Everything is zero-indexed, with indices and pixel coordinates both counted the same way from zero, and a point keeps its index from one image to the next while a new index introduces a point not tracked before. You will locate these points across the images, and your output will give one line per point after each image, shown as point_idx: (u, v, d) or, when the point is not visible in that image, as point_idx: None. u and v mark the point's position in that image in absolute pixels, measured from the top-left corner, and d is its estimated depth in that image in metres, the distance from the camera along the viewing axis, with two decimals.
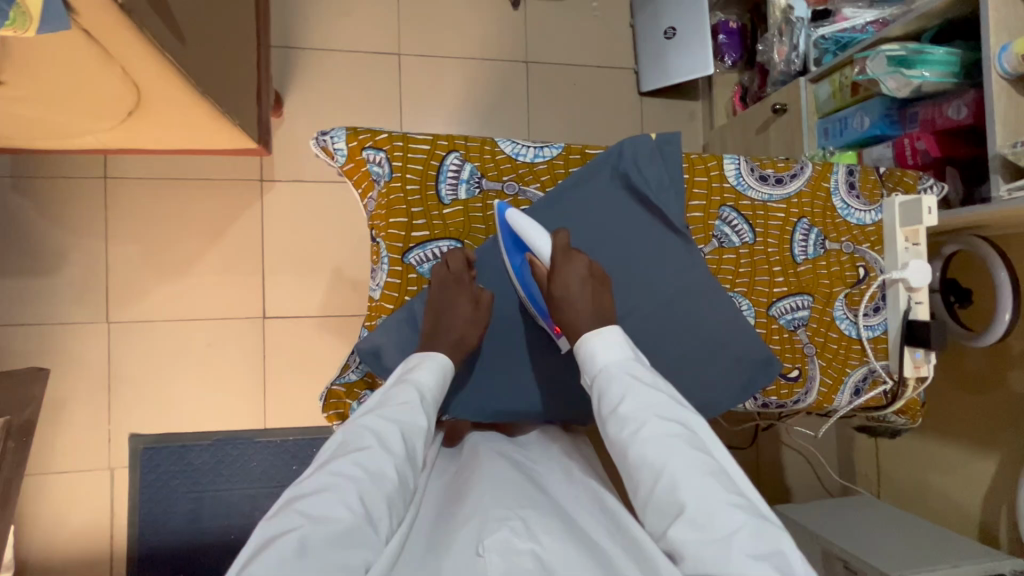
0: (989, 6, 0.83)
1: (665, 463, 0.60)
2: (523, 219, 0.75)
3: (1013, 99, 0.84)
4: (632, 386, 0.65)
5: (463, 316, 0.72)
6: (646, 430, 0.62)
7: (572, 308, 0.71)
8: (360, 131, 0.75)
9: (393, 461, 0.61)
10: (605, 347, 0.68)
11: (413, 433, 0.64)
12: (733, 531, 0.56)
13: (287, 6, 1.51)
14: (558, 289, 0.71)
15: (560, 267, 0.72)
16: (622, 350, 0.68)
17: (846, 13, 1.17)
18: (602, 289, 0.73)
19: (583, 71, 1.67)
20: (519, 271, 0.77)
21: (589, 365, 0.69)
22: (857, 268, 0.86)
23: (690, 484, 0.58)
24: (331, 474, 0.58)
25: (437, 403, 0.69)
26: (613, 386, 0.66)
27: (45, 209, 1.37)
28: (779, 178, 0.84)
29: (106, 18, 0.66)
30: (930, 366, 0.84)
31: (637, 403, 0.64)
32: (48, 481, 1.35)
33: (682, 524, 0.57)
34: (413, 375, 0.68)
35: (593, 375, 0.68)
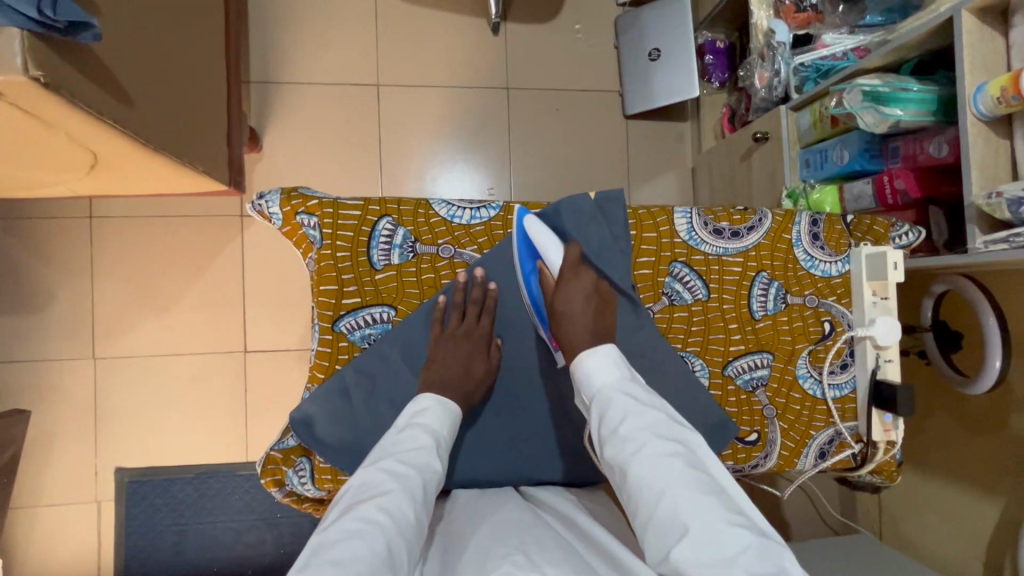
0: (963, 44, 0.78)
1: (666, 483, 0.57)
2: (539, 227, 0.75)
3: (992, 142, 0.79)
4: (630, 404, 0.62)
5: (478, 372, 0.76)
6: (646, 450, 0.59)
7: (569, 324, 0.70)
8: (293, 196, 0.75)
9: (414, 507, 0.60)
10: (602, 366, 0.65)
11: (431, 478, 0.64)
12: (739, 549, 0.53)
13: (264, 40, 1.50)
14: (560, 302, 0.71)
15: (566, 281, 0.72)
16: (620, 369, 0.66)
17: (826, 39, 1.10)
18: (605, 308, 0.72)
19: (567, 95, 1.63)
20: (529, 280, 0.77)
21: (586, 386, 0.66)
22: (822, 324, 0.82)
23: (693, 502, 0.56)
24: (358, 520, 0.56)
25: (449, 448, 0.70)
26: (611, 406, 0.63)
27: (32, 249, 1.40)
28: (735, 231, 0.80)
29: (34, 95, 0.66)
30: (901, 430, 0.79)
31: (638, 423, 0.61)
32: (39, 513, 1.39)
33: (686, 545, 0.54)
34: (427, 418, 0.68)
35: (591, 396, 0.65)
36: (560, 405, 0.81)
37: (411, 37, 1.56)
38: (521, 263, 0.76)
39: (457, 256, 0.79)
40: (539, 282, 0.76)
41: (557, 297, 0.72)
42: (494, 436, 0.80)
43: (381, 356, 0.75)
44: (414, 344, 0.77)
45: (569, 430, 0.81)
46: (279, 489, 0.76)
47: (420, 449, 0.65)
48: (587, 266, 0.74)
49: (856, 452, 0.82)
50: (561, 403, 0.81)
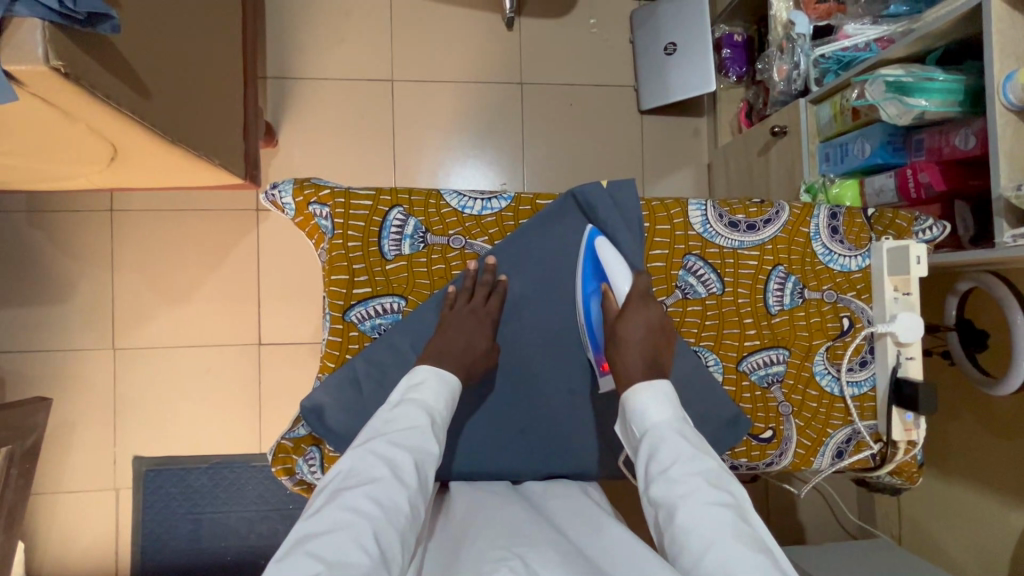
0: (991, 30, 0.75)
1: (714, 532, 0.56)
2: (610, 251, 0.77)
3: (1021, 133, 0.76)
4: (684, 448, 0.62)
5: (479, 347, 0.74)
6: (694, 493, 0.59)
7: (629, 348, 0.70)
8: (306, 185, 0.75)
9: (407, 493, 0.60)
10: (657, 403, 0.66)
11: (425, 460, 0.63)
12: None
13: (281, 36, 1.51)
14: (621, 329, 0.71)
15: (633, 308, 0.73)
16: (675, 410, 0.66)
17: (847, 31, 1.06)
18: (665, 345, 0.72)
19: (581, 90, 1.62)
20: (588, 300, 0.77)
21: (640, 423, 0.66)
22: (841, 319, 0.80)
23: (741, 556, 0.54)
24: (347, 510, 0.57)
25: (446, 422, 0.69)
26: (662, 445, 0.63)
27: (55, 242, 1.43)
28: (751, 224, 0.79)
29: (53, 83, 0.67)
30: (922, 430, 0.77)
31: (689, 467, 0.61)
32: (60, 499, 1.42)
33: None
34: (421, 392, 0.67)
35: (642, 430, 0.65)
36: (569, 397, 0.80)
37: (426, 33, 1.57)
38: (583, 282, 0.77)
39: (468, 247, 0.79)
40: (600, 306, 0.76)
41: (619, 323, 0.72)
42: (503, 427, 0.80)
43: (390, 344, 0.74)
44: (423, 334, 0.76)
45: (579, 423, 0.81)
46: (289, 477, 0.77)
47: (413, 429, 0.64)
48: (654, 301, 0.74)
49: (875, 451, 0.80)
50: (570, 394, 0.80)
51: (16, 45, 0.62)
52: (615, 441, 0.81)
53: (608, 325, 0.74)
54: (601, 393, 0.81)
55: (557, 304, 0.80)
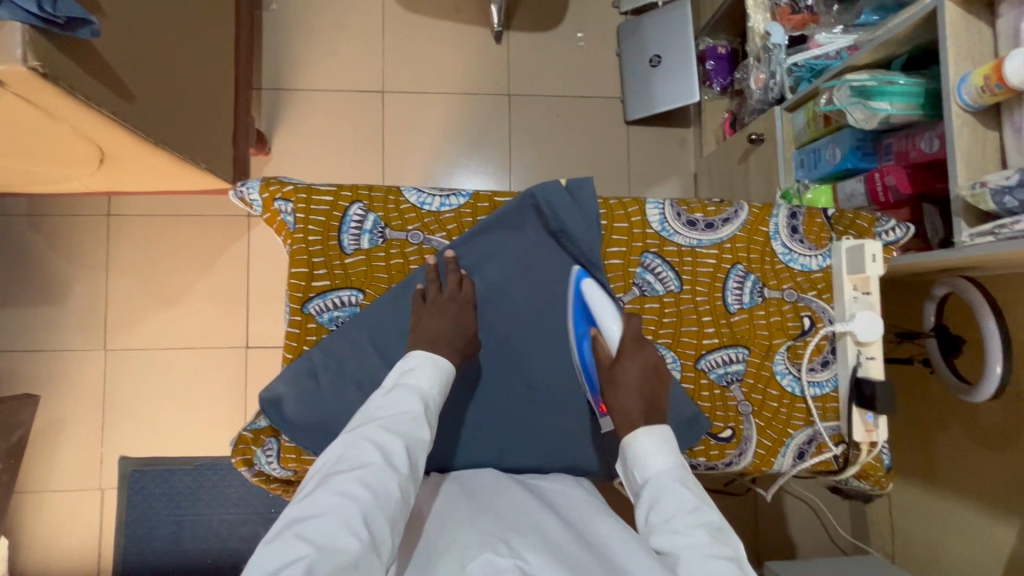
0: (946, 34, 0.76)
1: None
2: (599, 297, 0.77)
3: (978, 134, 0.77)
4: (683, 499, 0.61)
5: (468, 330, 0.76)
6: (692, 545, 0.58)
7: (624, 394, 0.70)
8: (272, 182, 0.78)
9: (398, 479, 0.60)
10: (658, 449, 0.65)
11: (417, 446, 0.63)
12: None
13: (276, 49, 1.57)
14: (619, 374, 0.71)
15: (627, 353, 0.72)
16: (675, 460, 0.65)
17: (819, 39, 1.08)
18: (660, 386, 0.71)
19: (568, 101, 1.65)
20: (581, 340, 0.78)
21: (640, 473, 0.65)
22: (801, 318, 0.81)
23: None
24: (337, 494, 0.57)
25: (438, 408, 0.69)
26: (662, 495, 0.62)
27: (53, 245, 1.47)
28: (710, 223, 0.81)
29: (33, 84, 0.71)
30: (884, 431, 0.77)
31: (690, 519, 0.60)
32: (47, 498, 1.44)
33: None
34: (415, 379, 0.68)
35: (643, 479, 0.65)
36: (528, 392, 0.81)
37: (417, 46, 1.61)
38: (576, 323, 0.78)
39: (426, 242, 0.81)
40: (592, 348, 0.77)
41: (615, 367, 0.72)
42: (460, 422, 0.80)
43: (346, 336, 0.76)
44: (380, 327, 0.77)
45: (537, 418, 0.81)
46: (249, 469, 0.78)
47: (405, 415, 0.64)
48: (650, 345, 0.73)
49: (838, 454, 0.80)
50: (528, 389, 0.81)
51: None
52: (573, 437, 0.82)
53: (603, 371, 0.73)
54: (559, 389, 0.82)
55: (515, 300, 0.81)
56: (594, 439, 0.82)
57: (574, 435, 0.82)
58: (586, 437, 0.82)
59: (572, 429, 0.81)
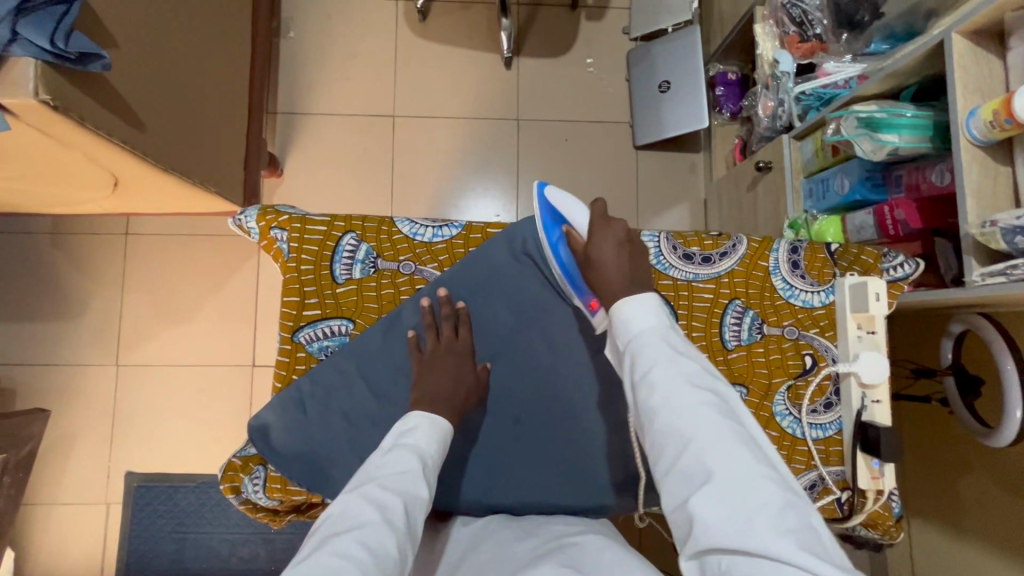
0: (953, 67, 0.75)
1: (696, 431, 0.52)
2: (561, 197, 0.79)
3: (989, 169, 0.75)
4: (664, 351, 0.57)
5: (468, 379, 0.78)
6: (677, 398, 0.54)
7: (606, 270, 0.68)
8: (268, 211, 0.81)
9: (398, 538, 0.56)
10: (641, 310, 0.60)
11: (415, 505, 0.61)
12: (769, 506, 0.49)
13: (291, 75, 1.61)
14: (592, 251, 0.70)
15: (596, 232, 0.71)
16: (657, 314, 0.60)
17: (827, 68, 1.06)
18: (637, 255, 0.70)
19: (577, 125, 1.65)
20: (556, 246, 0.77)
21: (623, 332, 0.61)
22: (802, 357, 0.82)
23: (722, 453, 0.51)
24: (334, 555, 0.52)
25: (435, 470, 0.67)
26: (643, 352, 0.58)
27: (72, 263, 1.52)
28: (707, 257, 0.82)
29: (45, 116, 0.74)
30: (891, 478, 0.75)
31: (673, 369, 0.56)
32: (53, 510, 1.46)
33: (709, 496, 0.49)
34: (414, 438, 0.67)
35: (624, 338, 0.60)
36: (517, 427, 0.81)
37: (428, 73, 1.64)
38: (547, 231, 0.77)
39: (418, 273, 0.83)
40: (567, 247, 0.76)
41: (590, 248, 0.70)
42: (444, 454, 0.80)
43: (333, 366, 0.77)
44: (369, 360, 0.78)
45: (526, 453, 0.80)
46: (236, 496, 0.78)
47: (405, 474, 0.62)
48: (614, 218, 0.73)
49: (842, 500, 0.79)
50: (516, 423, 0.81)
51: (12, 82, 0.69)
52: (565, 476, 0.80)
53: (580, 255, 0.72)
54: (549, 424, 0.81)
55: (505, 333, 0.83)
56: (587, 478, 0.80)
57: (565, 471, 0.80)
58: (579, 474, 0.80)
59: (560, 464, 0.80)
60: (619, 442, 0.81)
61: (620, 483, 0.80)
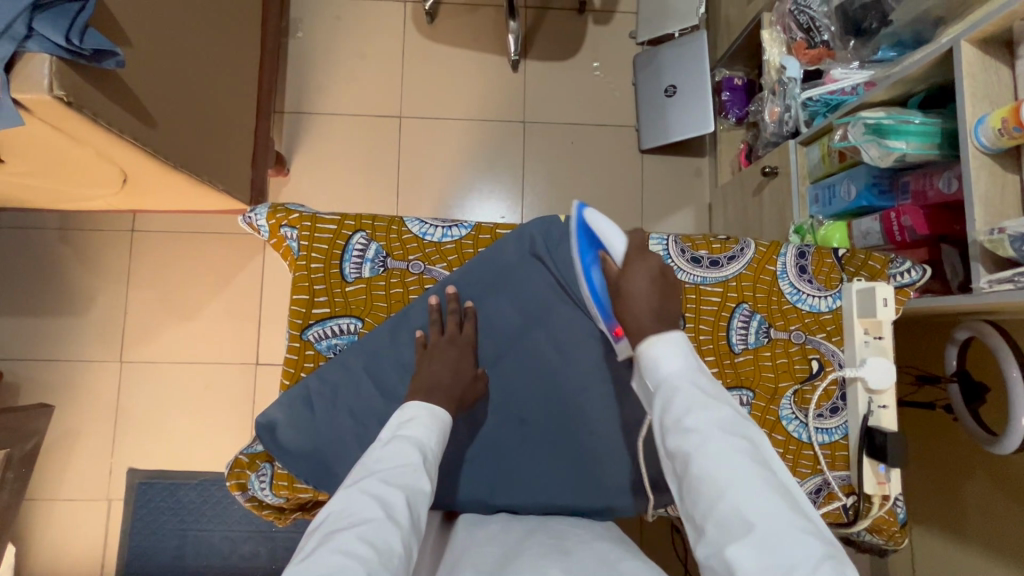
0: (962, 74, 0.75)
1: (731, 478, 0.52)
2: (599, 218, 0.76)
3: (997, 176, 0.75)
4: (697, 395, 0.57)
5: (467, 374, 0.77)
6: (712, 444, 0.54)
7: (636, 305, 0.67)
8: (279, 210, 0.82)
9: (401, 533, 0.57)
10: (672, 352, 0.61)
11: (417, 499, 0.61)
12: (810, 556, 0.47)
13: (299, 75, 1.62)
14: (626, 282, 0.69)
15: (632, 263, 0.70)
16: (689, 359, 0.61)
17: (835, 74, 1.06)
18: (669, 290, 0.70)
19: (583, 128, 1.66)
20: (587, 268, 0.75)
21: (653, 375, 0.61)
22: (809, 361, 0.82)
23: (760, 502, 0.50)
24: (337, 553, 0.53)
25: (437, 461, 0.67)
26: (676, 396, 0.58)
27: (78, 259, 1.52)
28: (715, 260, 0.83)
29: (58, 112, 0.74)
30: (897, 483, 0.76)
31: (706, 415, 0.56)
32: (55, 506, 1.46)
33: (750, 546, 0.48)
34: (414, 429, 0.67)
35: (655, 381, 0.61)
36: (523, 427, 0.81)
37: (435, 74, 1.65)
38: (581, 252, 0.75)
39: (427, 273, 0.83)
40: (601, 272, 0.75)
41: (623, 278, 0.70)
42: (449, 454, 0.80)
43: (341, 364, 0.78)
44: (378, 357, 0.79)
45: (531, 453, 0.81)
46: (242, 493, 0.78)
47: (406, 467, 0.62)
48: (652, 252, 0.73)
49: (848, 506, 0.79)
50: (522, 424, 0.81)
51: (26, 78, 0.69)
52: (570, 477, 0.80)
53: (612, 284, 0.72)
54: (554, 425, 0.81)
55: (512, 333, 0.83)
56: (592, 480, 0.80)
57: (570, 472, 0.80)
58: (585, 476, 0.80)
59: (565, 466, 0.80)
60: (624, 444, 0.81)
61: (624, 486, 0.80)
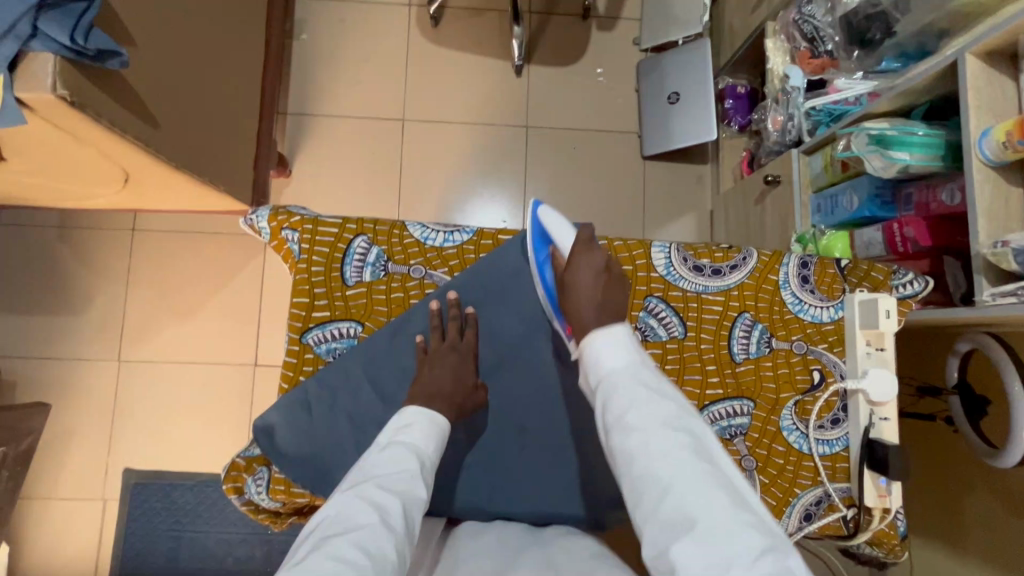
0: (966, 87, 0.75)
1: (673, 476, 0.53)
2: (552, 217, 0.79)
3: (1000, 190, 0.75)
4: (638, 390, 0.59)
5: (467, 381, 0.77)
6: (653, 442, 0.56)
7: (580, 299, 0.69)
8: (280, 212, 0.81)
9: (396, 540, 0.56)
10: (613, 347, 0.62)
11: (413, 505, 0.60)
12: (748, 551, 0.49)
13: (304, 76, 1.62)
14: (570, 276, 0.71)
15: (579, 255, 0.72)
16: (631, 354, 0.62)
17: (839, 84, 1.06)
18: (615, 285, 0.71)
19: (586, 134, 1.66)
20: (542, 267, 0.78)
21: (594, 370, 0.63)
22: (811, 372, 0.82)
23: (700, 497, 0.52)
24: (332, 558, 0.52)
25: (434, 468, 0.67)
26: (618, 393, 0.59)
27: (78, 257, 1.52)
28: (717, 269, 0.82)
29: (60, 111, 0.74)
30: (898, 496, 0.75)
31: (647, 411, 0.57)
32: (50, 505, 1.45)
33: (691, 543, 0.50)
34: (412, 435, 0.66)
35: (598, 378, 0.62)
36: (522, 434, 0.81)
37: (440, 77, 1.65)
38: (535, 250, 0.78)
39: (428, 277, 0.83)
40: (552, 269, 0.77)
41: (569, 273, 0.72)
42: (446, 460, 0.80)
43: (340, 368, 0.77)
44: (377, 362, 0.78)
45: (530, 461, 0.80)
46: (238, 497, 0.78)
47: (403, 473, 0.62)
48: (598, 243, 0.74)
49: (848, 518, 0.79)
50: (521, 431, 0.81)
51: (31, 78, 0.69)
52: (569, 486, 0.80)
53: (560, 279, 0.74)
54: (553, 433, 0.81)
55: (512, 340, 0.83)
56: (592, 489, 0.80)
57: (569, 481, 0.80)
58: (584, 484, 0.80)
59: (564, 474, 0.80)
60: None
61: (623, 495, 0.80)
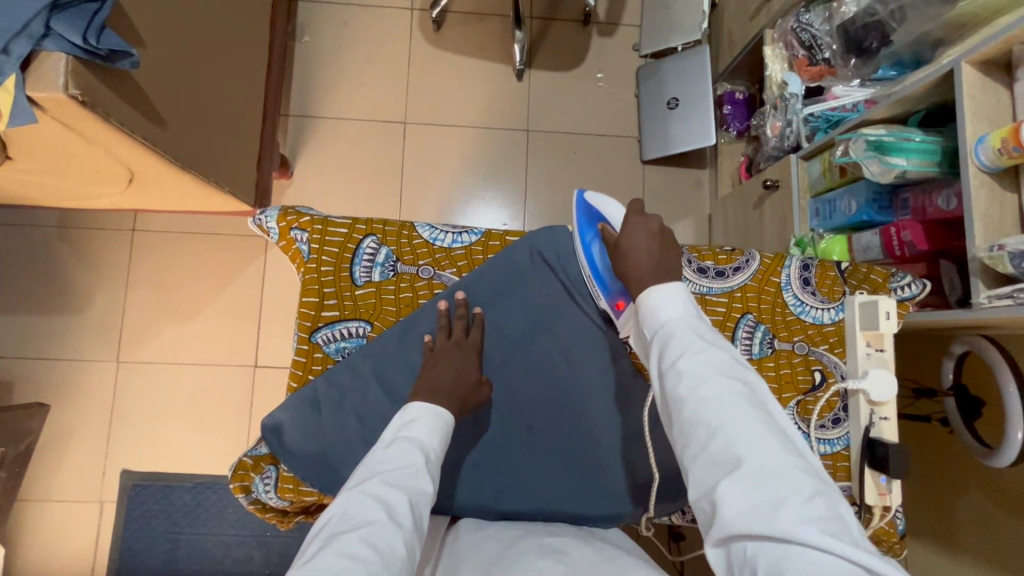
0: (962, 94, 0.78)
1: (724, 418, 0.52)
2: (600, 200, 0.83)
3: (995, 195, 0.77)
4: (692, 338, 0.58)
5: (470, 377, 0.77)
6: (706, 387, 0.55)
7: (635, 257, 0.69)
8: (289, 212, 0.82)
9: (404, 535, 0.57)
10: (668, 299, 0.61)
11: (420, 500, 0.61)
12: (800, 493, 0.48)
13: (306, 79, 1.63)
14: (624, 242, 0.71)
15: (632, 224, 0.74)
16: (686, 306, 0.61)
17: (835, 91, 1.10)
18: (668, 248, 0.71)
19: (586, 138, 1.67)
20: (588, 245, 0.80)
21: (650, 321, 0.62)
22: (812, 372, 0.84)
23: (752, 440, 0.51)
24: (341, 556, 0.53)
25: (439, 462, 0.67)
26: (673, 340, 0.58)
27: (77, 257, 1.51)
28: (721, 271, 0.84)
29: (71, 110, 0.74)
30: (897, 495, 0.76)
31: (701, 357, 0.56)
32: (46, 507, 1.44)
33: (739, 481, 0.49)
34: (416, 431, 0.67)
35: (653, 327, 0.61)
36: (528, 433, 0.81)
37: (442, 81, 1.66)
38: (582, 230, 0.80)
39: (436, 278, 0.84)
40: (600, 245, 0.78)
41: (623, 240, 0.72)
42: (453, 459, 0.80)
43: (349, 366, 0.78)
44: (386, 361, 0.79)
45: (537, 460, 0.81)
46: (246, 496, 0.78)
47: (408, 468, 0.62)
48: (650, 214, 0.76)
49: (850, 516, 0.80)
50: (528, 430, 0.82)
51: (43, 77, 0.70)
52: (575, 485, 0.80)
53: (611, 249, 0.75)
54: (560, 432, 0.82)
55: (519, 339, 0.84)
56: (597, 487, 0.81)
57: (574, 480, 0.80)
58: (590, 483, 0.81)
59: (570, 473, 0.81)
60: (629, 453, 0.82)
61: (628, 493, 0.81)
